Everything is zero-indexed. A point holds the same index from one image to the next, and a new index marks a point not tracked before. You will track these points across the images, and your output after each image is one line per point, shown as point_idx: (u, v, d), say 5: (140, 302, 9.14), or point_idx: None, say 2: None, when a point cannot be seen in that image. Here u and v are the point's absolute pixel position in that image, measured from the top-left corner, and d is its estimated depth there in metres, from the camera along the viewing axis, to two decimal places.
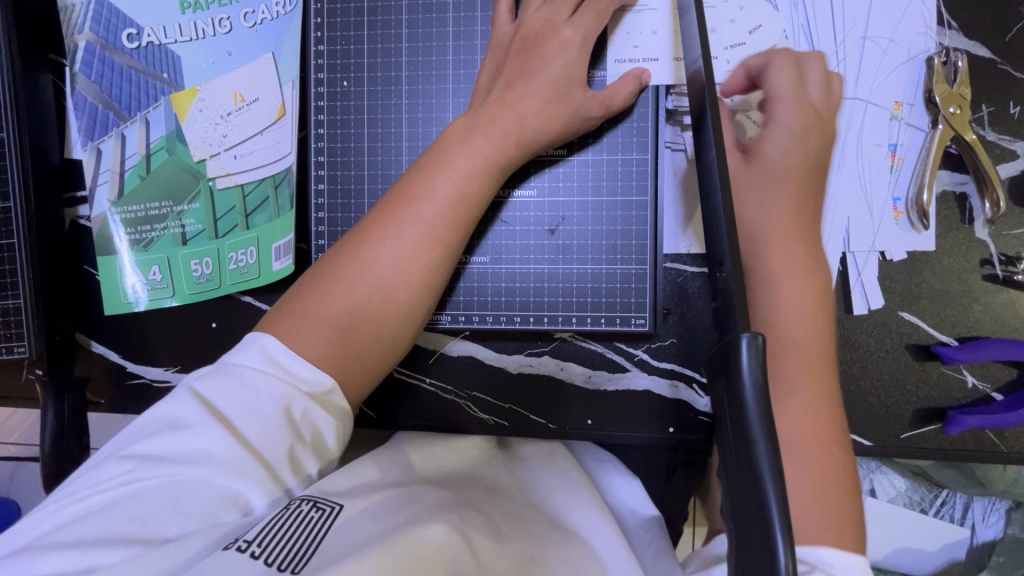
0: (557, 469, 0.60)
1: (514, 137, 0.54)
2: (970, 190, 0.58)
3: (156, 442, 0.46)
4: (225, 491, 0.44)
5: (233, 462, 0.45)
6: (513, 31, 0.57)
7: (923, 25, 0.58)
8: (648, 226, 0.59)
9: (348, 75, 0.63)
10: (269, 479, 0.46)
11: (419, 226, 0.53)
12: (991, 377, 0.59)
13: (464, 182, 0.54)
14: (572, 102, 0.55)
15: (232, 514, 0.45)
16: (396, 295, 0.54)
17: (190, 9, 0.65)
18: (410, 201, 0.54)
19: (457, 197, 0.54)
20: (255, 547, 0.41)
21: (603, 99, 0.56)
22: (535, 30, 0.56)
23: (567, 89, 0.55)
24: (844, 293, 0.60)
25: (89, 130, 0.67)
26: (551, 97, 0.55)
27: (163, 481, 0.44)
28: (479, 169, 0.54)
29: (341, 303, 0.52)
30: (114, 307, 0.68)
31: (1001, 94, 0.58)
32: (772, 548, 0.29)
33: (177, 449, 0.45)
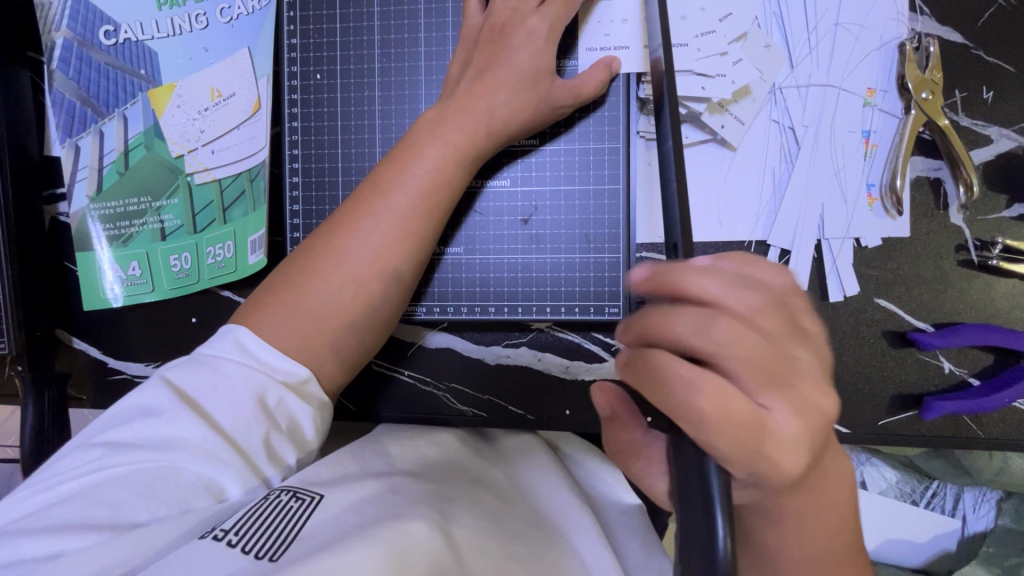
0: (540, 463, 0.61)
1: (483, 127, 0.55)
2: (944, 175, 0.58)
3: (129, 429, 0.46)
4: (199, 478, 0.45)
5: (207, 450, 0.45)
6: (482, 22, 0.57)
7: (894, 11, 0.58)
8: (621, 215, 0.59)
9: (321, 68, 0.63)
10: (244, 467, 0.46)
11: (391, 216, 0.54)
12: (969, 363, 0.59)
13: (436, 172, 0.54)
14: (542, 92, 0.55)
15: (206, 501, 0.45)
16: (369, 285, 0.54)
17: (167, 5, 0.65)
18: (382, 192, 0.54)
19: (429, 188, 0.54)
20: (232, 536, 0.42)
21: (574, 88, 0.56)
22: (503, 20, 0.56)
23: (537, 79, 0.55)
24: (820, 281, 0.60)
25: (68, 127, 0.67)
26: (520, 87, 0.55)
27: (134, 468, 0.44)
28: (450, 159, 0.54)
29: (314, 294, 0.52)
30: (94, 303, 0.68)
31: (973, 79, 0.58)
32: (713, 531, 0.29)
33: (150, 437, 0.46)
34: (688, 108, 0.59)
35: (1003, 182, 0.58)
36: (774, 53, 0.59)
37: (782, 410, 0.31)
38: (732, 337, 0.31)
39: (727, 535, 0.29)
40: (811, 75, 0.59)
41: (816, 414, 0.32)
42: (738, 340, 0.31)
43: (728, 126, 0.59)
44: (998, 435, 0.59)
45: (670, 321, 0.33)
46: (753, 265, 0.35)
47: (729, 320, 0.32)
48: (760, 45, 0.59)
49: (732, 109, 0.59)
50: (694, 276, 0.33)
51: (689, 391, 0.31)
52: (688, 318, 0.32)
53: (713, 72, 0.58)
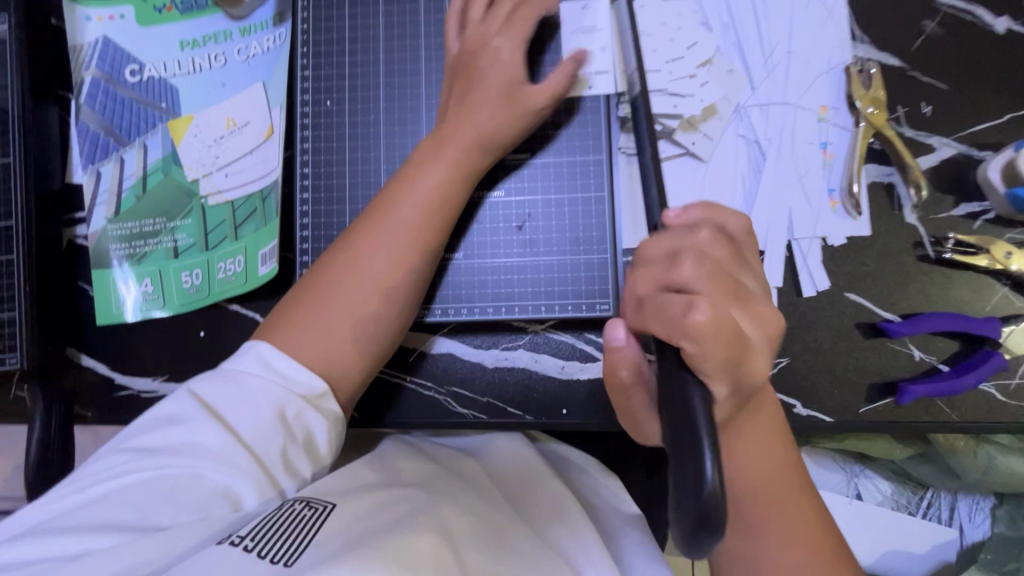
0: (541, 479, 0.64)
1: (475, 143, 0.60)
2: (896, 180, 0.64)
3: (155, 437, 0.48)
4: (217, 485, 0.46)
5: (226, 458, 0.47)
6: (458, 46, 0.64)
7: (839, 40, 0.66)
8: (607, 219, 0.65)
9: (331, 96, 0.69)
10: (261, 476, 0.48)
11: (403, 231, 0.58)
12: (937, 350, 0.63)
13: (440, 190, 0.59)
14: (522, 106, 0.61)
15: (224, 508, 0.47)
16: (386, 295, 0.57)
17: (189, 47, 0.72)
18: (390, 209, 0.59)
19: (436, 203, 0.59)
20: (248, 542, 0.42)
21: (542, 95, 0.62)
22: (474, 45, 0.63)
23: (513, 93, 0.62)
24: (793, 278, 0.64)
25: (91, 155, 0.72)
26: (501, 103, 0.61)
27: (159, 474, 0.46)
28: (452, 176, 0.60)
29: (334, 306, 0.56)
30: (106, 319, 0.71)
31: (913, 95, 0.65)
32: (700, 461, 0.33)
33: (174, 444, 0.48)
34: (663, 125, 0.66)
35: (949, 185, 0.65)
36: (736, 76, 0.66)
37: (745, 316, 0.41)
38: (709, 275, 0.41)
39: (714, 466, 0.32)
40: (771, 94, 0.66)
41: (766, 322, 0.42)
42: (714, 278, 0.41)
43: (698, 142, 0.66)
44: (972, 419, 0.62)
45: (655, 269, 0.43)
46: (717, 215, 0.48)
47: (705, 259, 0.41)
48: (724, 70, 0.66)
49: (702, 127, 0.66)
50: (667, 235, 0.44)
51: (670, 316, 0.39)
52: (675, 262, 0.42)
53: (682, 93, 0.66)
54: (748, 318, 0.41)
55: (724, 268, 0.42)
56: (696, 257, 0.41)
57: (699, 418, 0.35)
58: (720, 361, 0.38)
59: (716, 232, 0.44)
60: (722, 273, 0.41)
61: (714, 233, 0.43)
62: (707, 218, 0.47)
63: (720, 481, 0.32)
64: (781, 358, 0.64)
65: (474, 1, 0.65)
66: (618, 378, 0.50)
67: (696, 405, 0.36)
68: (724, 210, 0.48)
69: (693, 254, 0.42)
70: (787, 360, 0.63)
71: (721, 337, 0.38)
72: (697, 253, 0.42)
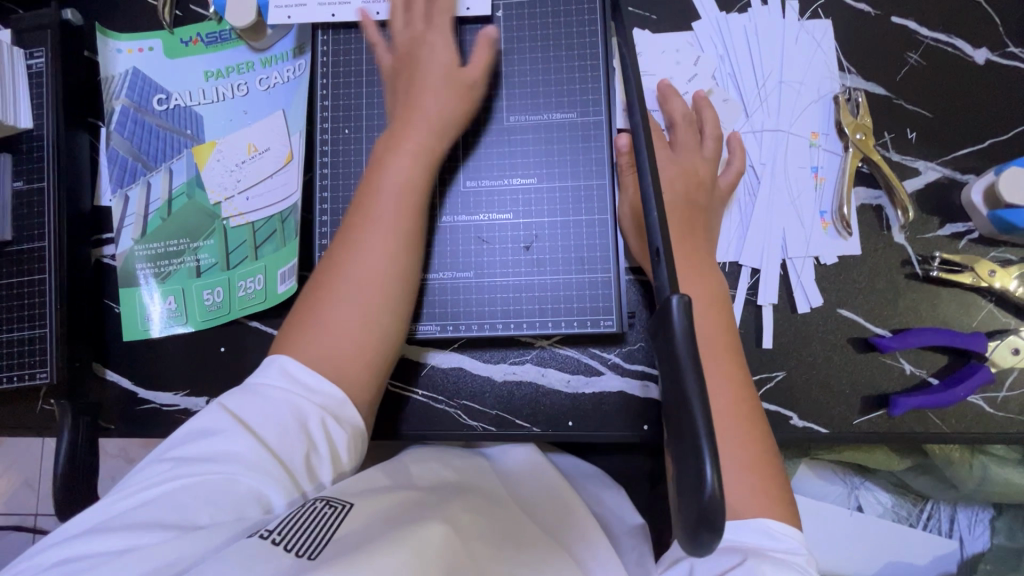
0: (548, 486, 0.66)
1: (432, 125, 0.63)
2: (884, 202, 0.68)
3: (193, 445, 0.51)
4: (251, 490, 0.49)
5: (258, 465, 0.50)
6: (390, 57, 0.68)
7: (827, 70, 0.70)
8: (611, 240, 0.68)
9: (349, 124, 0.73)
10: (287, 481, 0.51)
11: (382, 225, 0.59)
12: (926, 364, 0.66)
13: (407, 176, 0.61)
14: (455, 100, 0.65)
15: (255, 510, 0.49)
16: (380, 288, 0.58)
17: (214, 77, 0.77)
18: (371, 207, 0.60)
19: (407, 191, 0.61)
20: (276, 535, 0.45)
21: (474, 81, 0.67)
22: (404, 52, 0.66)
23: (453, 84, 0.65)
24: (788, 295, 0.67)
25: (119, 179, 0.76)
26: (451, 95, 0.64)
27: (198, 479, 0.49)
28: (415, 161, 0.61)
29: (331, 306, 0.57)
30: (131, 335, 0.74)
31: (899, 122, 0.69)
32: (702, 470, 0.36)
33: (210, 452, 0.50)
34: None
35: (935, 206, 0.68)
36: (731, 105, 0.70)
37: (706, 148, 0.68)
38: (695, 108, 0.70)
39: (713, 471, 0.36)
40: (764, 121, 0.70)
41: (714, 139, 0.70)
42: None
43: None
44: (962, 430, 0.65)
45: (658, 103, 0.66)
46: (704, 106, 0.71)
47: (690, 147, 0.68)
48: (719, 99, 0.70)
49: None
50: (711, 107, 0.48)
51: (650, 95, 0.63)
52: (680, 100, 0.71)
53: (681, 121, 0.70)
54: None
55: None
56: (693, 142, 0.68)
57: (701, 427, 0.37)
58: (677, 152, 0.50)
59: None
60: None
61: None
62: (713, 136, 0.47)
63: (718, 484, 0.35)
64: (778, 371, 0.66)
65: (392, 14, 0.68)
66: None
67: (694, 401, 0.37)
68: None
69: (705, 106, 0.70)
70: (784, 374, 0.66)
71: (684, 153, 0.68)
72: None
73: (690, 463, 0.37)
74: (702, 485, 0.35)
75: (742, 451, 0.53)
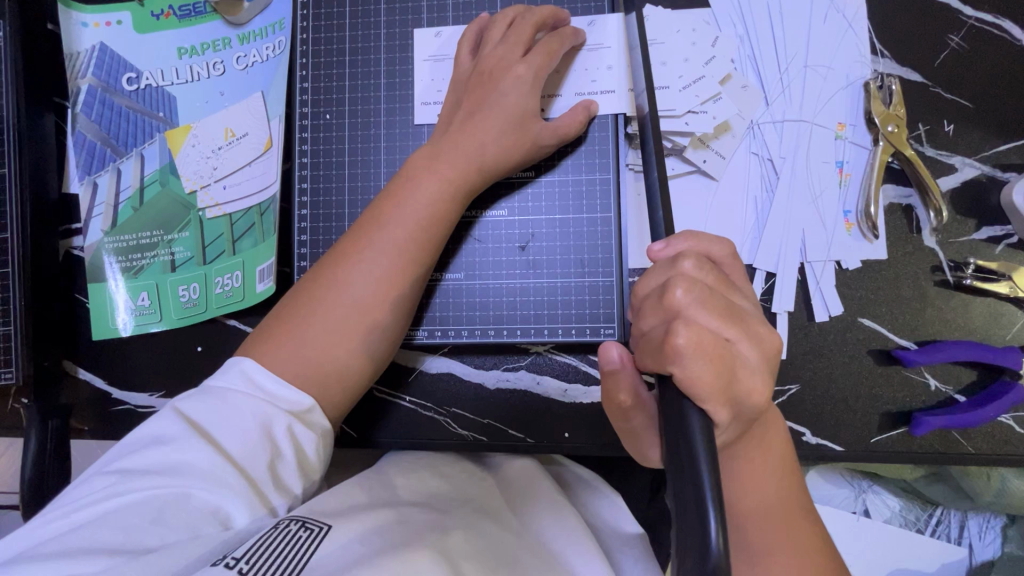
0: (545, 493, 0.62)
1: (476, 162, 0.58)
2: (915, 202, 0.62)
3: (141, 458, 0.46)
4: (207, 505, 0.44)
5: (215, 476, 0.45)
6: (472, 66, 0.62)
7: (858, 54, 0.64)
8: (613, 240, 0.63)
9: (331, 109, 0.68)
10: (251, 493, 0.46)
11: (390, 248, 0.56)
12: (953, 379, 0.61)
13: (432, 205, 0.57)
14: (510, 137, 0.59)
15: (214, 527, 0.44)
16: (370, 315, 0.55)
17: (187, 55, 0.70)
18: (381, 224, 0.57)
19: (426, 219, 0.57)
20: (243, 564, 0.40)
21: (545, 127, 0.60)
22: (491, 65, 0.60)
23: (523, 119, 0.59)
24: (805, 302, 0.62)
25: (87, 166, 0.71)
26: (508, 125, 0.59)
27: (146, 495, 0.44)
28: (445, 192, 0.58)
29: (318, 324, 0.54)
30: (102, 333, 0.70)
31: (935, 114, 0.63)
32: (705, 526, 0.33)
33: (161, 464, 0.45)
34: (673, 142, 0.63)
35: (972, 207, 0.62)
36: (751, 92, 0.64)
37: (745, 347, 0.40)
38: (700, 298, 0.40)
39: (718, 530, 0.33)
40: (785, 111, 0.64)
41: (718, 300, 0.41)
42: (706, 303, 0.40)
43: (710, 160, 0.63)
44: (989, 450, 0.60)
45: (653, 301, 0.42)
46: (702, 242, 0.45)
47: (697, 286, 0.40)
48: (738, 86, 0.64)
49: (714, 145, 0.63)
50: (652, 273, 0.43)
51: (674, 345, 0.38)
52: (667, 289, 0.41)
53: (695, 108, 0.63)
54: (747, 341, 0.40)
55: (717, 293, 0.41)
56: (687, 283, 0.40)
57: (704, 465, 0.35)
58: (713, 386, 0.38)
59: (700, 260, 0.42)
60: (717, 298, 0.41)
61: (699, 259, 0.42)
62: (693, 248, 0.45)
63: (724, 544, 0.33)
64: (791, 385, 0.61)
65: (494, 23, 0.62)
66: (619, 404, 0.47)
67: (696, 438, 0.37)
68: (709, 236, 0.46)
69: (683, 281, 0.40)
70: (797, 387, 0.61)
71: (708, 354, 0.38)
72: (687, 281, 0.41)
73: (682, 502, 0.36)
74: (707, 553, 0.32)
75: (763, 483, 0.46)
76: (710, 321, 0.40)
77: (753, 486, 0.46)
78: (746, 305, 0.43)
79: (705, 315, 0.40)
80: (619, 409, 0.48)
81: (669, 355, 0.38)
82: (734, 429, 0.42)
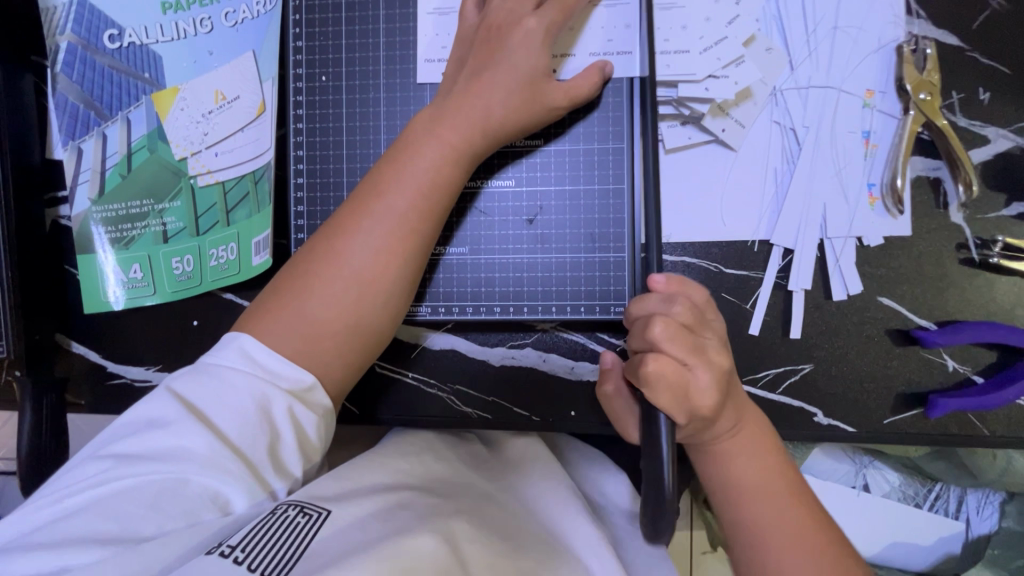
0: (547, 473, 0.60)
1: (481, 129, 0.55)
2: (944, 174, 0.59)
3: (134, 441, 0.45)
4: (205, 491, 0.43)
5: (212, 460, 0.43)
6: (478, 22, 0.58)
7: (892, 14, 0.59)
8: (626, 214, 0.60)
9: (327, 71, 0.64)
10: (250, 477, 0.44)
11: (390, 218, 0.53)
12: (972, 360, 0.59)
13: (435, 172, 0.54)
14: (515, 103, 0.55)
15: (212, 513, 0.43)
16: (370, 289, 0.53)
17: (172, 10, 0.66)
18: (380, 194, 0.54)
19: (428, 187, 0.54)
20: (240, 552, 0.39)
21: (554, 92, 0.56)
22: (500, 22, 0.56)
23: (532, 82, 0.55)
24: (823, 280, 0.60)
25: (70, 130, 0.67)
26: (516, 89, 0.55)
27: (141, 481, 0.43)
28: (448, 159, 0.54)
29: (316, 299, 0.52)
30: (94, 306, 0.68)
31: (971, 81, 0.59)
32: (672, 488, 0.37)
33: (155, 449, 0.44)
34: (691, 109, 0.60)
35: (1003, 182, 0.59)
36: (775, 55, 0.60)
37: (705, 378, 0.42)
38: (674, 337, 0.42)
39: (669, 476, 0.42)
40: (811, 76, 0.60)
41: (692, 341, 0.42)
42: (679, 339, 0.42)
43: (729, 129, 0.60)
44: (1002, 432, 0.59)
45: (636, 330, 0.44)
46: (687, 287, 0.46)
47: (674, 325, 0.42)
48: (763, 48, 0.60)
49: (734, 112, 0.60)
50: (643, 301, 0.45)
51: (642, 373, 0.42)
52: (647, 325, 0.43)
53: (716, 72, 0.59)
54: (708, 372, 0.43)
55: (691, 331, 0.43)
56: (665, 321, 0.42)
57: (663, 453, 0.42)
58: (672, 406, 0.42)
59: (689, 302, 0.44)
60: (690, 336, 0.42)
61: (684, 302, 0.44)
62: (682, 290, 0.45)
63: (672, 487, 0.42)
64: (805, 364, 0.60)
65: None
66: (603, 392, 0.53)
67: None
68: (691, 283, 0.46)
69: (662, 319, 0.42)
70: (810, 367, 0.60)
71: (670, 385, 0.41)
72: (666, 319, 0.42)
73: None
74: None
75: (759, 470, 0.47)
76: (679, 357, 0.42)
77: (747, 476, 0.47)
78: (716, 343, 0.44)
79: (677, 355, 0.42)
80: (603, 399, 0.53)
81: (638, 378, 0.42)
82: (690, 431, 0.46)
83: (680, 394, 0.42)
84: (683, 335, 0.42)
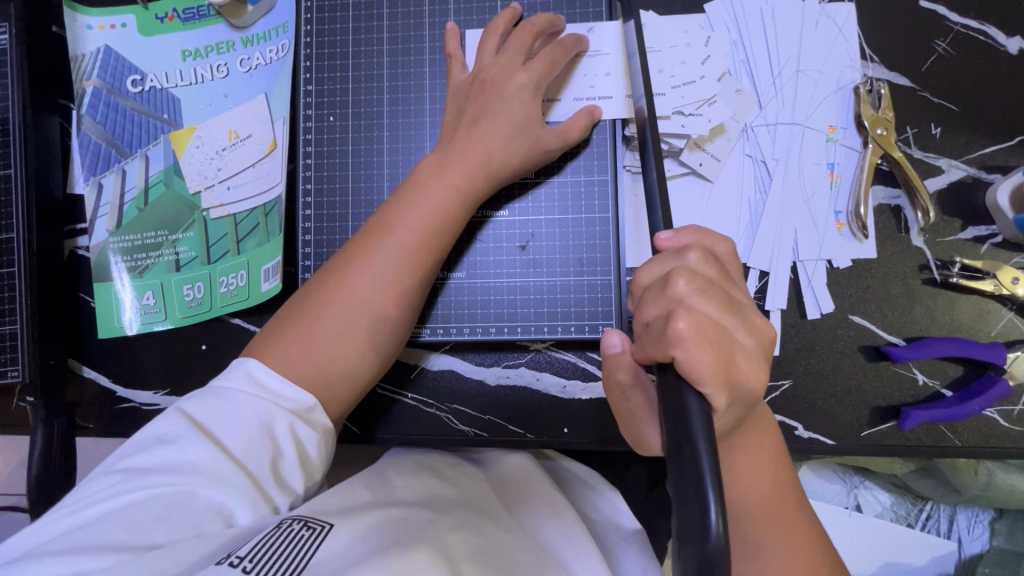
0: (539, 493, 0.62)
1: (484, 170, 0.60)
2: (904, 202, 0.64)
3: (145, 457, 0.48)
4: (211, 503, 0.45)
5: (219, 475, 0.46)
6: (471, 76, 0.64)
7: (849, 59, 0.66)
8: (612, 240, 0.64)
9: (335, 111, 0.69)
10: (253, 491, 0.47)
11: (397, 252, 0.57)
12: (941, 374, 0.63)
13: (439, 210, 0.58)
14: (519, 141, 0.61)
15: (217, 525, 0.45)
16: (376, 316, 0.57)
17: (191, 57, 0.71)
18: (389, 230, 0.58)
19: (433, 223, 0.58)
20: (247, 563, 0.41)
21: (543, 134, 0.61)
22: (494, 73, 0.62)
23: (525, 125, 0.61)
24: (797, 300, 0.64)
25: (92, 167, 0.72)
26: (513, 132, 0.60)
27: (150, 493, 0.45)
28: (453, 198, 0.59)
29: (325, 327, 0.55)
30: (107, 331, 0.71)
31: (923, 117, 0.65)
32: (705, 508, 0.34)
33: (166, 463, 0.47)
34: (670, 144, 0.65)
35: (957, 208, 0.64)
36: (745, 96, 0.66)
37: (744, 337, 0.41)
38: (702, 289, 0.40)
39: (717, 516, 0.33)
40: (779, 114, 0.66)
41: (719, 294, 0.41)
42: (707, 293, 0.40)
43: (706, 163, 0.65)
44: (974, 443, 0.62)
45: (655, 292, 0.42)
46: (705, 238, 0.47)
47: (699, 277, 0.41)
48: (733, 89, 0.66)
49: (709, 147, 0.65)
50: (654, 263, 0.44)
51: (674, 329, 0.39)
52: (669, 281, 0.41)
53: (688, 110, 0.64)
54: (744, 329, 0.41)
55: (717, 286, 0.42)
56: (688, 275, 0.41)
57: (705, 456, 0.35)
58: (711, 369, 0.38)
59: (705, 254, 0.43)
60: (717, 290, 0.41)
61: (703, 253, 0.43)
62: (696, 242, 0.46)
63: (723, 530, 0.33)
64: (783, 380, 0.63)
65: (496, 31, 0.64)
66: (616, 382, 0.47)
67: (696, 419, 0.37)
68: (711, 234, 0.47)
69: (685, 272, 0.41)
70: (789, 383, 0.63)
71: (706, 338, 0.39)
72: (688, 271, 0.41)
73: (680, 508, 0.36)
74: (707, 533, 0.33)
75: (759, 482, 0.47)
76: (710, 312, 0.40)
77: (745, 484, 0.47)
78: (743, 300, 0.43)
79: (704, 306, 0.40)
80: (617, 389, 0.48)
81: (669, 338, 0.39)
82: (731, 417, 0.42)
83: (713, 344, 0.39)
84: (708, 286, 0.41)
